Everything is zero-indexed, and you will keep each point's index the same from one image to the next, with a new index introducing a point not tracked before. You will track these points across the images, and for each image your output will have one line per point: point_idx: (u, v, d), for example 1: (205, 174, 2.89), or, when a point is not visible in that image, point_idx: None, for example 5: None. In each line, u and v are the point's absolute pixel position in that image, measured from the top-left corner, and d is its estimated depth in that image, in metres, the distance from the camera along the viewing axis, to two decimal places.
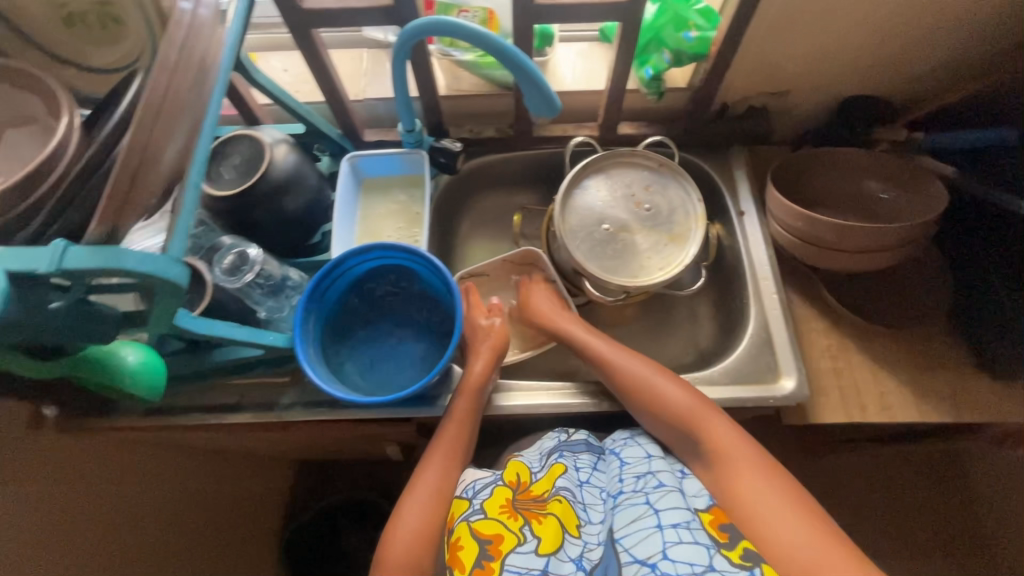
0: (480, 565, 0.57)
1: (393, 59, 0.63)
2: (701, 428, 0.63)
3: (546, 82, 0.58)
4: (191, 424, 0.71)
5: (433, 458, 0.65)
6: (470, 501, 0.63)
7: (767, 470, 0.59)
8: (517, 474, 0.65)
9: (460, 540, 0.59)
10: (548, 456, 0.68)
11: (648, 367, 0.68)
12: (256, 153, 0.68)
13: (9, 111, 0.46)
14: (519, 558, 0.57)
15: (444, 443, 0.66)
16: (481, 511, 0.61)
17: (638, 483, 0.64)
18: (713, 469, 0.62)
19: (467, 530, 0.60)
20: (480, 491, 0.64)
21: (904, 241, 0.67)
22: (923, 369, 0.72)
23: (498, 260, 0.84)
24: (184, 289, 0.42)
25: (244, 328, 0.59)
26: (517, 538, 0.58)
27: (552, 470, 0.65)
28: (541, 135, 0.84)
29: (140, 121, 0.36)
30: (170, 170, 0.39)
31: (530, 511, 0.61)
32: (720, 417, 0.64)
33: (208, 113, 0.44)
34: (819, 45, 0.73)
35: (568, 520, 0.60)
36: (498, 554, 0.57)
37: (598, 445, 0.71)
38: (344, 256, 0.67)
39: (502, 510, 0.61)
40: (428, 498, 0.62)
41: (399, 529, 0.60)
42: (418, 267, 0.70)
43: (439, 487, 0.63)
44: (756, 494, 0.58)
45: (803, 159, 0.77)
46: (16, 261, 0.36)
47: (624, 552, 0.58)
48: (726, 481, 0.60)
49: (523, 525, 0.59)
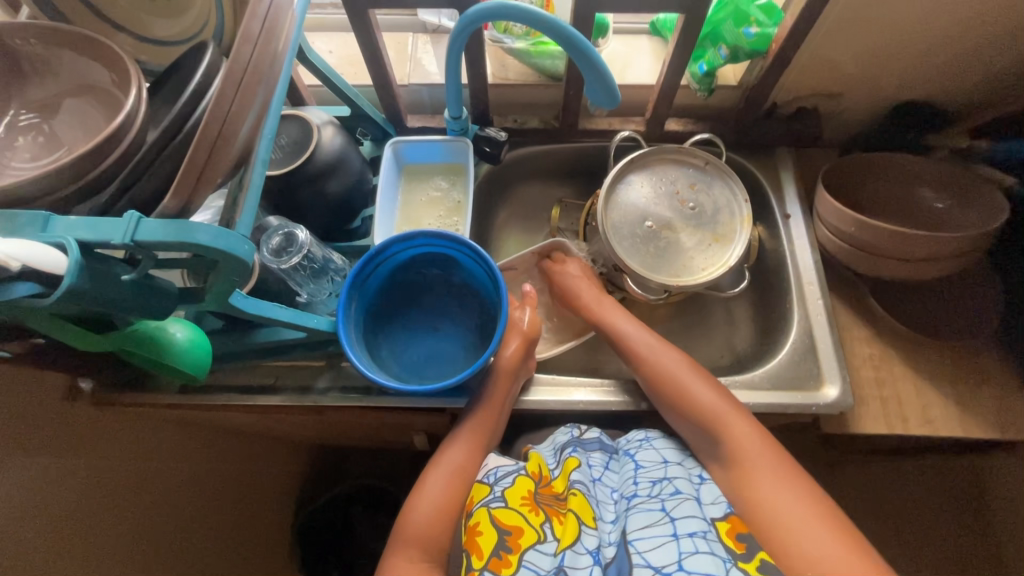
0: (497, 555, 0.56)
1: (449, 47, 0.62)
2: (722, 428, 0.61)
3: (609, 72, 0.58)
4: (224, 403, 0.70)
5: (459, 437, 0.65)
6: (490, 488, 0.63)
7: (789, 478, 0.56)
8: (538, 466, 0.65)
9: (479, 525, 0.59)
10: (563, 451, 0.67)
11: (680, 364, 0.66)
12: (305, 134, 0.67)
13: (73, 78, 0.45)
14: (536, 555, 0.56)
15: (468, 424, 0.66)
16: (501, 499, 0.61)
17: (653, 488, 0.62)
18: (731, 473, 0.59)
19: (486, 516, 0.59)
20: (502, 478, 0.63)
21: (960, 251, 0.65)
22: (969, 383, 0.70)
23: (533, 252, 0.83)
24: (248, 266, 0.41)
25: (288, 309, 0.58)
26: (536, 535, 0.57)
27: (567, 465, 0.65)
28: (586, 128, 0.83)
29: (222, 94, 0.36)
30: (244, 145, 0.38)
31: (552, 508, 0.61)
32: (747, 421, 0.61)
33: (278, 90, 0.43)
34: (881, 47, 0.71)
35: (584, 513, 0.59)
36: (516, 546, 0.56)
37: (611, 443, 0.70)
38: (389, 243, 0.66)
39: (524, 502, 0.60)
40: (452, 477, 0.62)
41: (416, 503, 0.60)
42: (462, 257, 0.69)
43: (464, 466, 0.63)
44: (775, 502, 0.55)
45: (855, 164, 0.76)
46: (90, 231, 0.35)
47: (637, 554, 0.55)
48: (744, 486, 0.58)
49: (545, 521, 0.59)
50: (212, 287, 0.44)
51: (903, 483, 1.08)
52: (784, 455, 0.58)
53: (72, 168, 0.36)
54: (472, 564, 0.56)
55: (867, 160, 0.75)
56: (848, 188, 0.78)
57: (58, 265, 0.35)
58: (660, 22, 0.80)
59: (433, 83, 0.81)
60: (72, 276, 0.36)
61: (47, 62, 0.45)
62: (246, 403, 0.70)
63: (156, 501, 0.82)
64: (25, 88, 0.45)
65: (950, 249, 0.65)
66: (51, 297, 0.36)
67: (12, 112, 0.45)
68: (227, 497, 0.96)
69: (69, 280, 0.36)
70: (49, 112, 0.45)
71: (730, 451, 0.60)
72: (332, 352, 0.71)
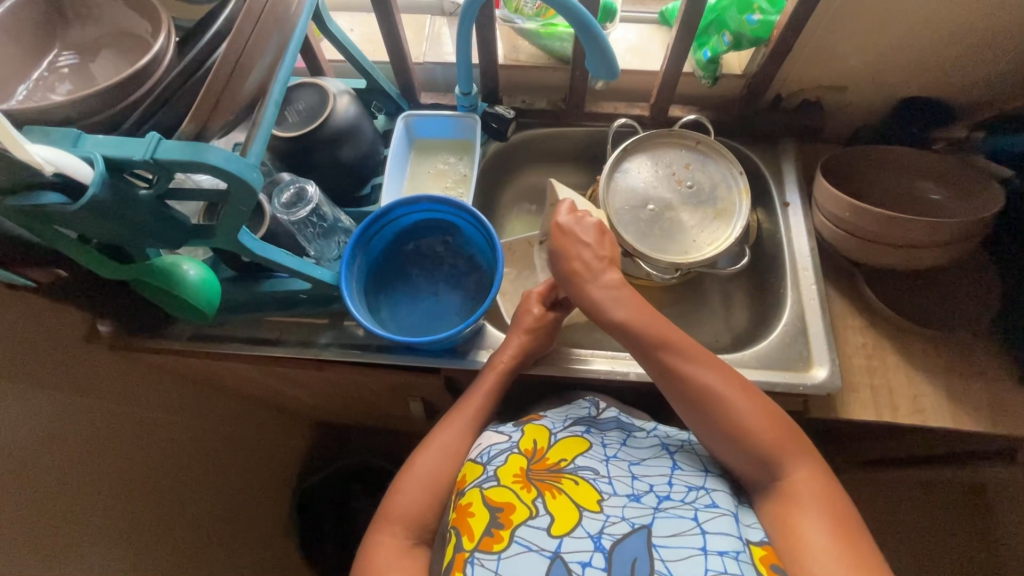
0: (488, 533, 0.52)
1: (461, 22, 0.66)
2: (786, 461, 0.52)
3: (609, 46, 0.60)
4: (230, 353, 0.73)
5: (454, 421, 0.66)
6: (484, 467, 0.59)
7: (843, 527, 0.48)
8: (531, 443, 0.61)
9: (471, 506, 0.55)
10: (572, 424, 0.64)
11: (723, 377, 0.56)
12: (321, 100, 0.71)
13: (112, 23, 0.49)
14: (529, 531, 0.51)
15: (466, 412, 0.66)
16: (493, 478, 0.57)
17: (688, 495, 0.55)
18: (776, 508, 0.51)
19: (478, 497, 0.55)
20: (495, 457, 0.60)
21: (958, 238, 0.66)
22: (960, 376, 0.70)
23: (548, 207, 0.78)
24: (257, 194, 0.44)
25: (293, 258, 0.61)
26: (528, 510, 0.53)
27: (574, 442, 0.61)
28: (591, 111, 0.85)
29: (240, 31, 0.40)
30: (257, 83, 0.42)
31: (545, 482, 0.56)
32: (805, 460, 0.53)
33: (293, 37, 0.47)
34: (883, 40, 0.73)
35: (584, 499, 0.54)
36: (508, 522, 0.52)
37: (631, 423, 0.66)
38: (394, 205, 0.69)
39: (515, 479, 0.56)
40: (442, 457, 0.62)
41: (404, 486, 0.60)
42: (463, 224, 0.73)
43: (456, 447, 0.64)
44: (822, 551, 0.46)
45: (854, 156, 0.77)
46: (115, 149, 0.39)
47: (660, 561, 0.48)
48: (786, 521, 0.50)
49: (537, 496, 0.54)
50: (223, 218, 0.48)
51: (904, 493, 1.06)
52: (847, 510, 0.50)
53: (105, 93, 0.40)
54: (462, 544, 0.53)
55: (866, 153, 0.77)
56: (848, 177, 0.79)
57: (84, 174, 0.39)
58: (668, 11, 0.82)
59: (447, 62, 0.85)
60: (95, 186, 0.39)
61: (89, 9, 0.49)
62: (250, 353, 0.73)
63: (160, 449, 0.85)
64: (68, 32, 0.50)
65: (946, 236, 0.66)
66: (76, 204, 0.40)
67: (54, 51, 0.49)
68: (227, 457, 0.99)
69: (93, 189, 0.39)
70: (86, 53, 0.50)
71: (781, 489, 0.52)
72: (335, 310, 0.74)
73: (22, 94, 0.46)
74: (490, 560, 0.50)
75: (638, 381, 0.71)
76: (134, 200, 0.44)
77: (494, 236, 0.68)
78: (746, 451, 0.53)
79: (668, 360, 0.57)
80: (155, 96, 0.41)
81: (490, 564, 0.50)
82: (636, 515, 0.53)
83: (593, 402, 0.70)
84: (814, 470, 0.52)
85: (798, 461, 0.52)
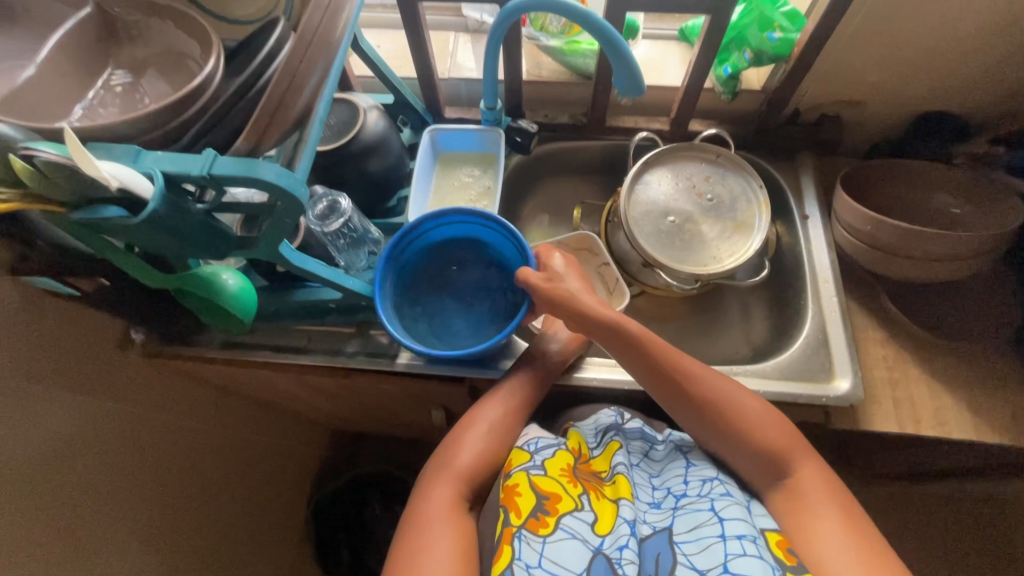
0: (535, 516, 0.54)
1: (489, 40, 0.68)
2: (795, 458, 0.57)
3: (637, 63, 0.62)
4: (258, 360, 0.75)
5: (509, 387, 0.67)
6: (531, 455, 0.61)
7: (848, 515, 0.53)
8: (577, 444, 0.64)
9: (517, 486, 0.57)
10: (605, 433, 0.66)
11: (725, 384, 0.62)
12: (352, 116, 0.73)
13: (163, 44, 0.51)
14: (574, 521, 0.54)
15: (521, 385, 0.67)
16: (540, 467, 0.59)
17: (704, 488, 0.57)
18: (784, 503, 0.56)
19: (525, 480, 0.57)
20: (543, 447, 0.62)
21: (979, 251, 0.67)
22: (982, 388, 0.71)
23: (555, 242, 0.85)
24: (302, 209, 0.46)
25: (328, 268, 0.63)
26: (574, 503, 0.56)
27: (609, 448, 0.64)
28: (612, 125, 0.87)
29: (293, 53, 0.42)
30: (307, 101, 0.44)
31: (590, 484, 0.60)
32: (811, 458, 0.57)
33: (338, 58, 0.49)
34: (902, 56, 0.74)
35: (622, 493, 0.58)
36: (553, 510, 0.55)
37: (653, 434, 0.67)
38: (427, 218, 0.71)
39: (563, 473, 0.59)
40: (502, 419, 0.64)
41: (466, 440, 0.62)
42: (492, 235, 0.74)
43: (512, 413, 0.65)
44: (830, 544, 0.50)
45: (874, 170, 0.78)
46: (173, 165, 0.41)
47: (682, 556, 0.51)
48: (797, 516, 0.54)
49: (582, 493, 0.58)
50: (269, 229, 0.49)
51: (926, 509, 1.04)
52: (859, 513, 0.54)
53: (162, 111, 0.42)
54: (509, 519, 0.54)
55: (886, 167, 0.78)
56: (867, 192, 0.80)
57: (145, 189, 0.40)
58: (689, 29, 0.84)
59: (471, 78, 0.87)
60: (155, 200, 0.41)
61: (142, 30, 0.52)
62: (279, 361, 0.75)
63: (186, 455, 0.86)
64: (121, 52, 0.52)
65: (969, 248, 0.67)
66: (136, 218, 0.42)
67: (108, 70, 0.51)
68: (249, 463, 1.00)
69: (153, 204, 0.41)
70: (137, 72, 0.52)
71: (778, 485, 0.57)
72: (362, 319, 0.76)
73: (78, 112, 0.49)
74: (536, 542, 0.52)
75: None
76: (186, 214, 0.45)
77: (528, 251, 0.69)
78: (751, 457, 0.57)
79: (684, 382, 0.61)
80: (207, 113, 0.43)
81: (535, 544, 0.52)
82: (656, 520, 0.56)
83: (617, 410, 0.69)
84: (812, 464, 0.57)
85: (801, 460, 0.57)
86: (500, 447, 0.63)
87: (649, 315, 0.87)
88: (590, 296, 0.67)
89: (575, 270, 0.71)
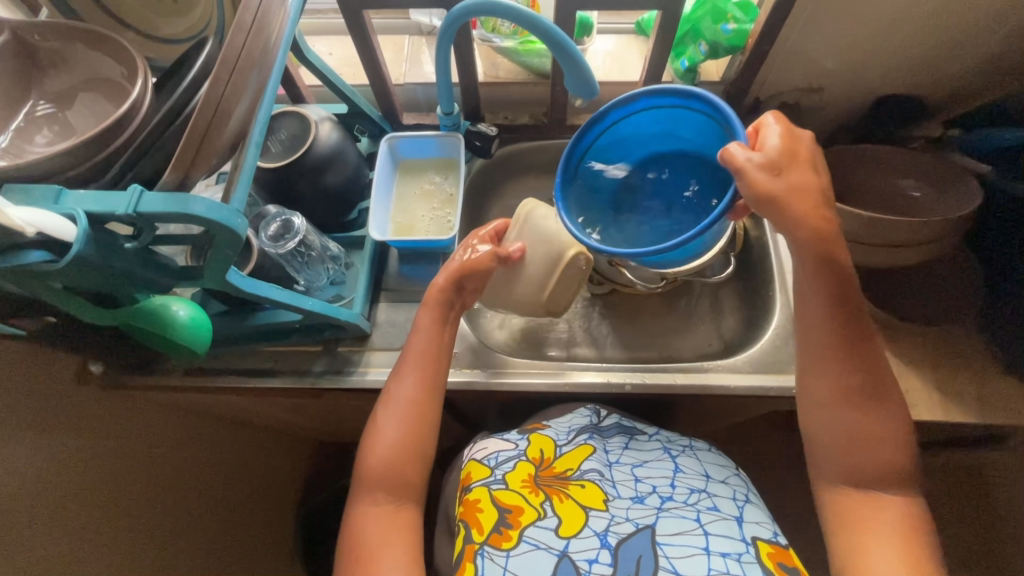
0: (497, 530, 0.54)
1: (438, 43, 0.66)
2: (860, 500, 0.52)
3: (588, 64, 0.61)
4: (225, 385, 0.73)
5: (407, 368, 0.63)
6: (491, 470, 0.61)
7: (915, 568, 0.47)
8: (538, 451, 0.62)
9: (479, 502, 0.57)
10: (577, 434, 0.65)
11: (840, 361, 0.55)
12: (303, 129, 0.71)
13: (87, 70, 0.49)
14: (538, 531, 0.54)
15: (422, 353, 0.64)
16: (502, 481, 0.59)
17: (691, 497, 0.57)
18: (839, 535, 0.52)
19: (486, 495, 0.58)
20: (503, 462, 0.61)
21: (940, 235, 0.67)
22: (948, 368, 0.71)
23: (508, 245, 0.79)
24: (241, 239, 0.44)
25: (283, 290, 0.61)
26: (536, 512, 0.55)
27: (580, 449, 0.63)
28: (573, 124, 0.87)
29: (217, 79, 0.40)
30: (238, 126, 0.42)
31: (553, 488, 0.58)
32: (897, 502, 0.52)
33: (271, 77, 0.47)
34: (857, 41, 0.74)
35: (591, 500, 0.57)
36: (516, 523, 0.55)
37: (633, 425, 0.68)
38: (612, 105, 0.65)
39: (523, 484, 0.58)
40: (416, 396, 0.62)
41: (375, 435, 0.60)
42: (693, 115, 0.65)
43: (414, 392, 0.62)
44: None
45: (837, 156, 0.78)
46: (97, 204, 0.39)
47: (664, 557, 0.51)
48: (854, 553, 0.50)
49: (545, 500, 0.57)
50: (210, 261, 0.47)
51: None
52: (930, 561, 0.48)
53: (83, 146, 0.40)
54: (471, 536, 0.55)
55: (847, 153, 0.78)
56: (830, 178, 0.80)
57: (68, 233, 0.39)
58: (644, 22, 0.83)
59: (427, 82, 0.85)
60: (79, 244, 0.39)
61: (63, 57, 0.49)
62: (247, 385, 0.73)
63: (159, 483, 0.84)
64: (43, 81, 0.49)
65: (929, 233, 0.67)
66: (61, 262, 0.40)
67: (30, 101, 0.49)
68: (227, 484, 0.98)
69: (75, 247, 0.39)
70: (63, 102, 0.49)
71: (837, 512, 0.53)
72: (328, 338, 0.74)
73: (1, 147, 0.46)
74: (500, 556, 0.52)
75: (634, 391, 0.71)
76: (117, 253, 0.44)
77: (736, 123, 0.57)
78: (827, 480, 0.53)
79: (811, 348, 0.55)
80: (132, 147, 0.41)
81: (499, 559, 0.52)
82: (639, 516, 0.55)
83: (594, 408, 0.70)
84: (904, 508, 0.51)
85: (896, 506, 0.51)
86: (418, 433, 0.61)
87: (622, 313, 0.87)
88: (803, 200, 0.54)
89: (800, 158, 0.55)
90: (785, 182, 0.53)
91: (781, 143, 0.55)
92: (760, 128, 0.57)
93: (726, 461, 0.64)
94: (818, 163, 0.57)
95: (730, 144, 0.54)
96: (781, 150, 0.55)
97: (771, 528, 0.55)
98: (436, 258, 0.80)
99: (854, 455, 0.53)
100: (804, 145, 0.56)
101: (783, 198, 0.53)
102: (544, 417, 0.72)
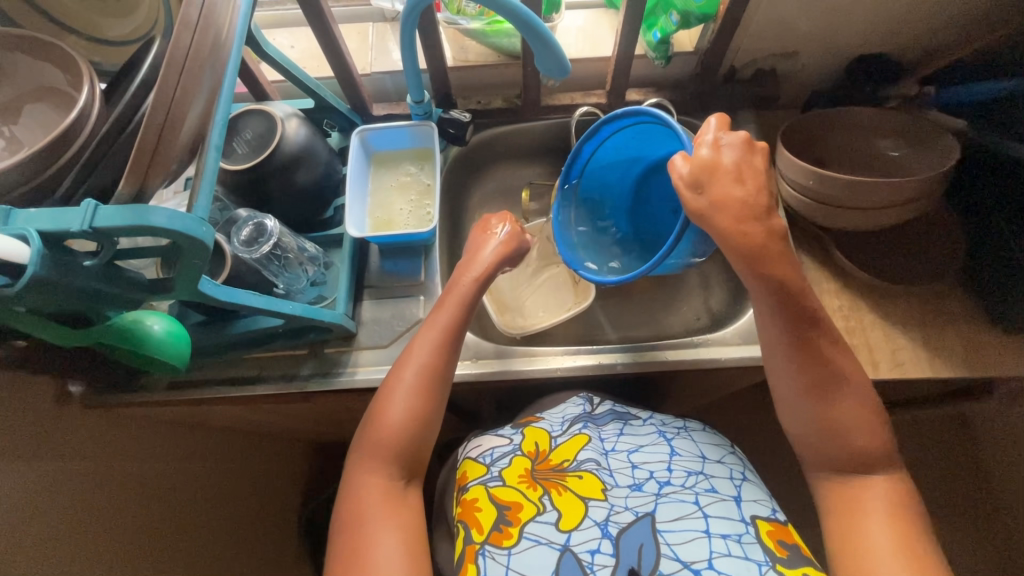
0: (497, 529, 0.54)
1: (402, 29, 0.63)
2: (857, 470, 0.52)
3: (558, 43, 0.59)
4: (212, 397, 0.72)
5: (423, 338, 0.63)
6: (487, 467, 0.61)
7: (913, 543, 0.47)
8: (533, 445, 0.63)
9: (477, 501, 0.58)
10: (571, 424, 0.65)
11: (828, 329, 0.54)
12: (269, 127, 0.68)
13: (27, 81, 0.46)
14: (538, 526, 0.54)
15: (439, 325, 0.64)
16: (498, 478, 0.59)
17: (688, 480, 0.58)
18: (834, 514, 0.52)
19: (484, 493, 0.58)
20: (498, 458, 0.62)
21: (921, 194, 0.67)
22: (935, 328, 0.72)
23: None
24: (209, 249, 0.43)
25: (260, 296, 0.59)
26: (535, 507, 0.55)
27: (575, 440, 0.63)
28: (547, 105, 0.85)
29: (165, 81, 0.37)
30: (194, 130, 0.39)
31: (551, 481, 0.58)
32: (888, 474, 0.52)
33: (226, 76, 0.44)
34: (831, 3, 0.72)
35: (590, 490, 0.56)
36: (516, 520, 0.55)
37: (626, 412, 0.69)
38: (581, 144, 0.72)
39: (521, 479, 0.58)
40: (430, 363, 0.61)
41: (390, 403, 0.59)
42: (656, 128, 0.66)
43: (431, 365, 0.61)
44: (875, 546, 0.47)
45: (815, 121, 0.78)
46: (50, 222, 0.37)
47: (665, 545, 0.51)
48: (846, 530, 0.50)
49: (544, 494, 0.57)
50: (179, 274, 0.46)
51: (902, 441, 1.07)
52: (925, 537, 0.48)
53: (28, 163, 0.38)
54: (472, 537, 0.55)
55: (825, 116, 0.77)
56: (810, 144, 0.79)
57: (20, 255, 0.37)
58: None
59: (395, 71, 0.83)
60: (34, 265, 0.38)
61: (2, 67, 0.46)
62: (235, 395, 0.72)
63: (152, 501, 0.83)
64: None
65: (909, 194, 0.67)
66: (16, 285, 0.39)
67: None
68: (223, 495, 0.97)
69: (31, 268, 0.38)
70: (9, 116, 0.47)
71: (834, 484, 0.53)
72: (313, 340, 0.72)
73: None
74: (501, 554, 0.52)
75: (626, 370, 0.71)
76: (78, 271, 0.42)
77: (679, 133, 0.59)
78: (822, 446, 0.54)
79: (800, 319, 0.55)
80: (84, 159, 0.39)
81: (501, 558, 0.52)
82: (638, 504, 0.55)
83: (586, 398, 0.70)
84: (892, 472, 0.52)
85: (888, 465, 0.52)
86: (430, 402, 0.60)
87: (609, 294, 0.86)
88: (726, 213, 0.55)
89: (724, 170, 0.55)
90: (707, 199, 0.55)
91: (710, 155, 0.56)
92: (698, 137, 0.58)
93: (721, 440, 0.65)
94: (753, 171, 0.56)
95: (673, 157, 0.58)
96: (709, 163, 0.56)
97: (769, 505, 0.56)
98: (418, 252, 0.79)
99: (848, 423, 0.53)
100: (735, 153, 0.56)
101: (705, 215, 0.56)
102: (539, 406, 0.72)
